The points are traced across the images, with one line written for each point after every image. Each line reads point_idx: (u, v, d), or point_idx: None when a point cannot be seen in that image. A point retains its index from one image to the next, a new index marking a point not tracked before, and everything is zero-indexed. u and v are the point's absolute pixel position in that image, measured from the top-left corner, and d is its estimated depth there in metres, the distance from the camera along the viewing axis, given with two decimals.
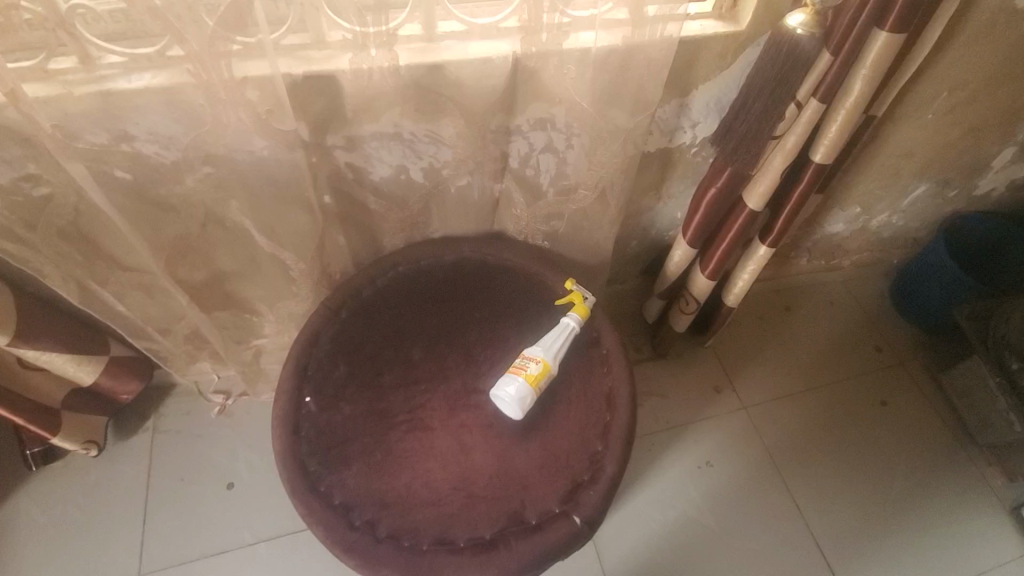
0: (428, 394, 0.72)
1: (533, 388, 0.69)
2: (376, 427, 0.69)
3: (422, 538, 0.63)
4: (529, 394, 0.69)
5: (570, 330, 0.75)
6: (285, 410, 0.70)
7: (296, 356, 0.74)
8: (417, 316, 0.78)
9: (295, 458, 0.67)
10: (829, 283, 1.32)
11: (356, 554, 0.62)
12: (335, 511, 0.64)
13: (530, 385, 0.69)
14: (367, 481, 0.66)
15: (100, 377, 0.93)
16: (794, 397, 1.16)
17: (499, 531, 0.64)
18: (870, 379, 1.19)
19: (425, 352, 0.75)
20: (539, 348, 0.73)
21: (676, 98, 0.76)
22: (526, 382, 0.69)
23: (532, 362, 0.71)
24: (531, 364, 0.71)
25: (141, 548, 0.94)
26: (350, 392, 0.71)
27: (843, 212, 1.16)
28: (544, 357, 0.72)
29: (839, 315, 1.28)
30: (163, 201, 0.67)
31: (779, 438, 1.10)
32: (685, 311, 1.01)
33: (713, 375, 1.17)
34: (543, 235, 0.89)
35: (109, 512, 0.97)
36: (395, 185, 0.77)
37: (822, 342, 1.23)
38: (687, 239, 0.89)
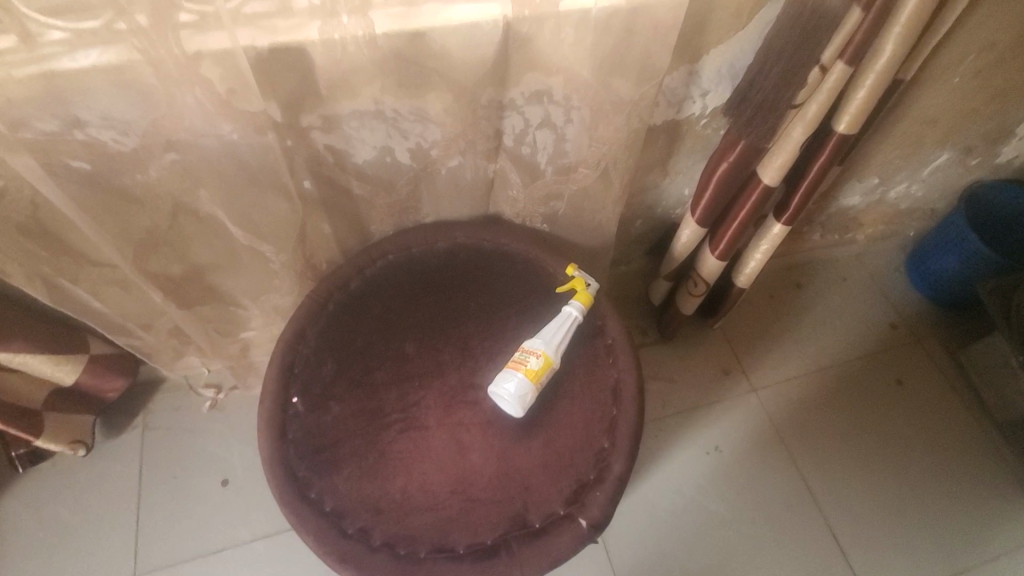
0: (422, 391, 0.68)
1: (533, 383, 0.65)
2: (368, 427, 0.65)
3: (419, 546, 0.58)
4: (529, 389, 0.65)
5: (573, 322, 0.70)
6: (271, 412, 0.66)
7: (282, 353, 0.70)
8: (411, 308, 0.74)
9: (282, 462, 0.63)
10: (842, 259, 1.26)
11: (350, 563, 0.58)
12: (326, 519, 0.60)
13: (530, 379, 0.65)
14: (360, 485, 0.62)
15: (82, 376, 0.89)
16: (806, 378, 1.11)
17: (500, 536, 0.59)
18: (884, 357, 1.15)
19: (418, 346, 0.71)
20: (538, 338, 0.68)
21: (686, 65, 0.69)
22: (526, 378, 0.65)
23: (532, 356, 0.66)
24: (532, 358, 0.66)
25: (135, 549, 0.91)
26: (340, 390, 0.67)
27: (860, 183, 1.09)
28: (545, 350, 0.67)
29: (852, 292, 1.22)
30: (127, 193, 0.62)
31: (791, 422, 1.06)
32: (694, 293, 0.95)
33: (722, 356, 1.12)
34: (542, 217, 0.83)
35: (100, 511, 0.94)
36: (380, 168, 0.71)
37: (835, 320, 1.18)
38: (696, 217, 0.83)
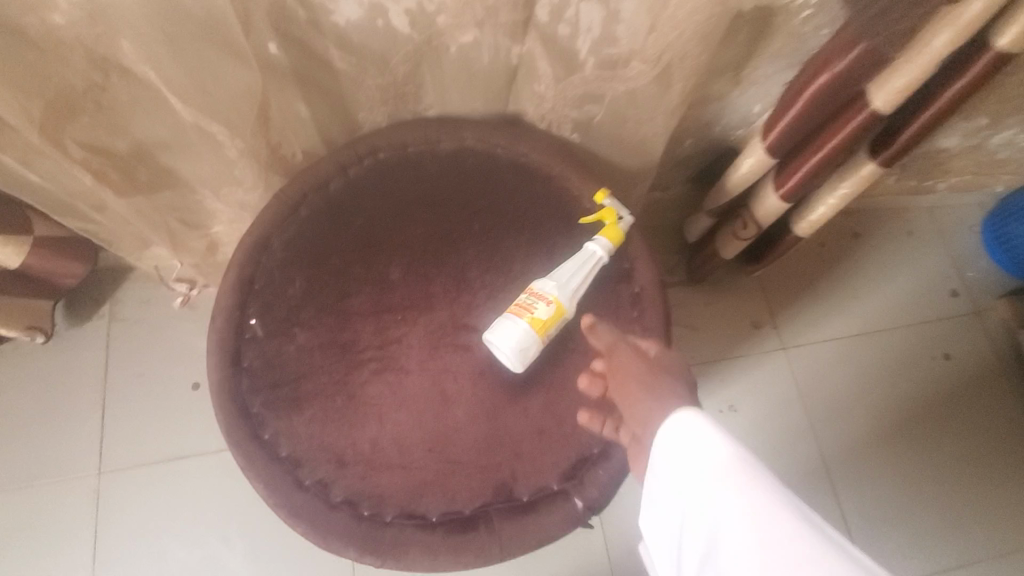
0: (405, 326, 0.56)
1: (539, 335, 0.53)
2: (337, 364, 0.54)
3: (386, 508, 0.50)
4: (533, 342, 0.53)
5: (595, 264, 0.57)
6: (224, 333, 0.55)
7: (240, 264, 0.58)
8: (399, 223, 0.60)
9: (233, 394, 0.53)
10: (912, 209, 1.09)
11: (304, 519, 0.49)
12: (280, 466, 0.51)
13: (536, 330, 0.53)
14: (322, 431, 0.52)
15: (30, 259, 0.78)
16: (844, 341, 0.99)
17: (481, 507, 0.50)
18: (935, 327, 1.02)
19: (405, 272, 0.58)
20: (551, 279, 0.55)
21: None
22: (531, 329, 0.53)
23: (542, 302, 0.54)
24: (541, 305, 0.54)
25: (101, 445, 0.87)
26: (307, 316, 0.56)
27: (966, 121, 0.88)
28: (558, 296, 0.54)
29: (915, 249, 1.06)
30: (27, 39, 0.46)
31: (818, 387, 0.96)
32: (740, 237, 0.79)
33: (754, 307, 0.99)
34: (574, 125, 0.65)
35: (65, 402, 0.88)
36: (369, 35, 0.53)
37: (890, 280, 1.04)
38: (766, 145, 0.65)
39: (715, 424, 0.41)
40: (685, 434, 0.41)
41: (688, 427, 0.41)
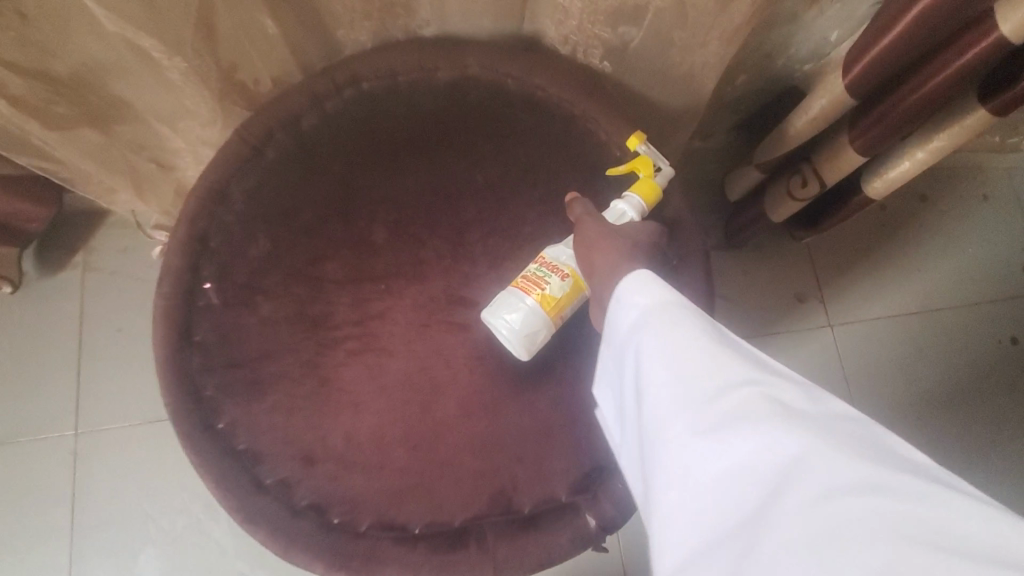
0: (390, 299, 0.47)
1: (549, 317, 0.43)
2: (305, 343, 0.45)
3: (360, 516, 0.42)
4: (541, 325, 0.43)
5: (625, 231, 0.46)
6: (172, 299, 0.46)
7: (192, 215, 0.47)
8: (385, 170, 0.49)
9: (182, 373, 0.45)
10: (991, 169, 0.93)
11: (262, 525, 0.42)
12: (236, 461, 0.43)
13: (545, 311, 0.43)
14: (287, 422, 0.44)
15: None
16: (899, 319, 0.87)
17: (473, 520, 0.42)
18: (1004, 306, 0.89)
19: (390, 233, 0.48)
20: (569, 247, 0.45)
21: None
22: (539, 309, 0.43)
23: (556, 275, 0.43)
24: (554, 279, 0.43)
25: (77, 404, 0.80)
26: (271, 282, 0.47)
27: None
28: (576, 269, 0.43)
29: (991, 216, 0.92)
30: None
31: (865, 371, 0.85)
32: (795, 196, 0.67)
33: (799, 278, 0.87)
34: (605, 52, 0.52)
35: (37, 357, 0.82)
36: None
37: (957, 251, 0.90)
38: (845, 83, 0.52)
39: (664, 287, 0.34)
40: (629, 299, 0.35)
41: (634, 290, 0.35)
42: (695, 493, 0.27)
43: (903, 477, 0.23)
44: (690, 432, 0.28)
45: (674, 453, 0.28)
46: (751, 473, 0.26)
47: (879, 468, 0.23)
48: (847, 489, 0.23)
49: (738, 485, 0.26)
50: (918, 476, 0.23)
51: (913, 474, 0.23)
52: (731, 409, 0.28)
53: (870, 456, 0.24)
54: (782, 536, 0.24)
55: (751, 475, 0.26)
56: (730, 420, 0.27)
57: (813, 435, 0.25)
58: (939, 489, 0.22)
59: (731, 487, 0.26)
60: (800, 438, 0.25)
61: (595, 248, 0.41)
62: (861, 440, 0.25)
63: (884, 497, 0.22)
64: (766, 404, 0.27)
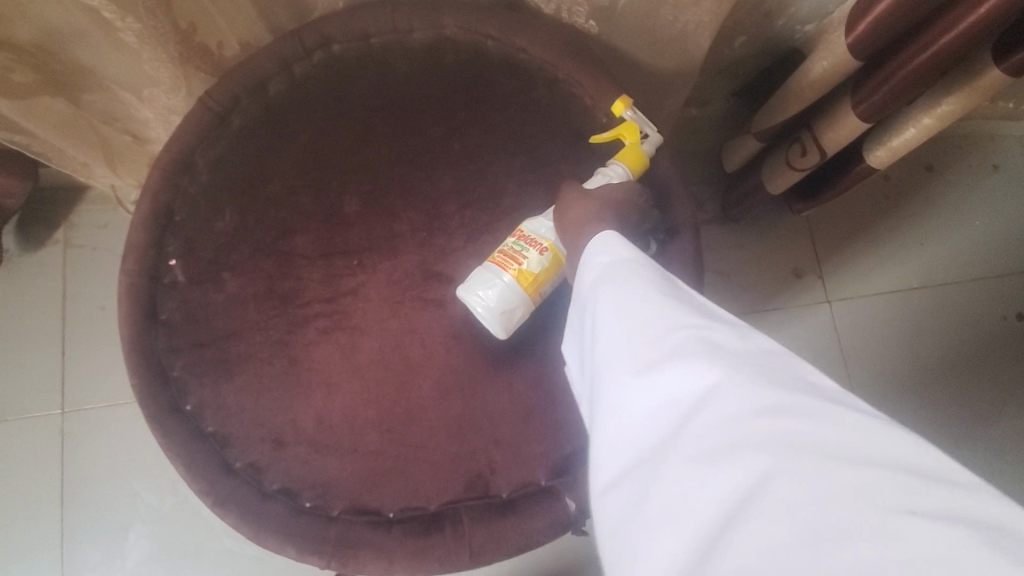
0: (362, 275, 0.45)
1: (527, 294, 0.41)
2: (275, 321, 0.44)
3: (333, 500, 0.41)
4: (519, 303, 0.41)
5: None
6: (136, 279, 0.44)
7: (154, 190, 0.45)
8: (356, 140, 0.47)
9: (149, 354, 0.43)
10: (1002, 138, 0.90)
11: (232, 509, 0.41)
12: (205, 444, 0.42)
13: (524, 287, 0.41)
14: (257, 403, 0.43)
15: None
16: (900, 294, 0.85)
17: (448, 504, 0.41)
18: (1011, 281, 0.86)
19: (363, 206, 0.46)
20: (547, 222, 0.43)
21: None
22: (517, 284, 0.41)
23: (535, 249, 0.41)
24: (533, 253, 0.41)
25: (62, 382, 0.80)
26: (238, 259, 0.45)
27: None
28: (555, 243, 0.42)
29: (1000, 187, 0.89)
30: None
31: (865, 347, 0.83)
32: (794, 166, 0.64)
33: (798, 252, 0.84)
34: (590, 11, 0.49)
35: (22, 335, 0.81)
36: None
37: (964, 224, 0.87)
38: (849, 44, 0.49)
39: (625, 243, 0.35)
40: (591, 253, 0.35)
41: (598, 245, 0.36)
42: (624, 427, 0.28)
43: (810, 401, 0.23)
44: (624, 369, 0.29)
45: (610, 389, 0.29)
46: (677, 403, 0.26)
47: (784, 391, 0.24)
48: (755, 411, 0.24)
49: (664, 413, 0.27)
50: (823, 398, 0.24)
51: (825, 398, 0.24)
52: (662, 346, 0.28)
53: (786, 384, 0.24)
54: (688, 450, 0.25)
55: (675, 405, 0.27)
56: (660, 356, 0.28)
57: (733, 365, 0.25)
58: (846, 411, 0.23)
59: (659, 416, 0.27)
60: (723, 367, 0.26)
61: (569, 214, 0.40)
62: (779, 369, 0.25)
63: (783, 417, 0.23)
64: (693, 339, 0.27)
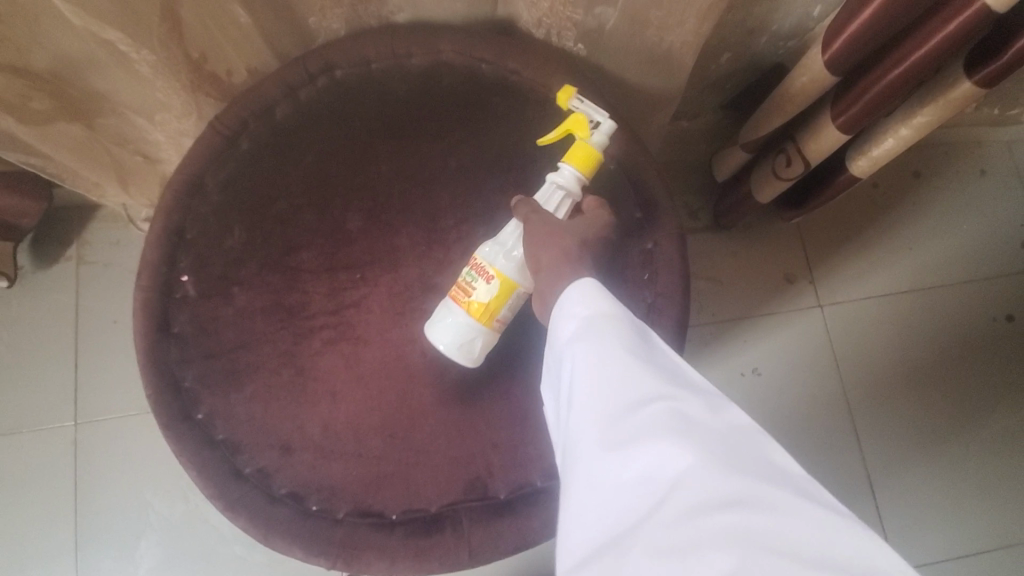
0: (365, 287, 0.48)
1: (481, 325, 0.43)
2: (282, 333, 0.47)
3: (337, 503, 0.43)
4: (475, 333, 0.43)
5: (566, 203, 0.44)
6: (149, 294, 0.46)
7: (167, 209, 0.48)
8: (357, 159, 0.49)
9: (161, 366, 0.45)
10: (988, 143, 0.92)
11: (242, 513, 0.43)
12: (216, 451, 0.44)
13: (477, 319, 0.43)
14: (265, 412, 0.45)
15: None
16: (891, 298, 0.87)
17: (448, 505, 0.43)
18: (1000, 284, 0.88)
19: (365, 222, 0.49)
20: (491, 252, 0.43)
21: None
22: (470, 318, 0.43)
23: (479, 281, 0.42)
24: (479, 285, 0.42)
25: (76, 395, 0.82)
26: (247, 274, 0.47)
27: None
28: (499, 271, 0.42)
29: (988, 192, 0.91)
30: None
31: (857, 351, 0.85)
32: (780, 177, 0.66)
33: (790, 258, 0.86)
34: (579, 34, 0.52)
35: (36, 350, 0.83)
36: None
37: (953, 229, 0.89)
38: (826, 59, 0.51)
39: (603, 304, 0.36)
40: (570, 311, 0.37)
41: (576, 302, 0.37)
42: (593, 487, 0.30)
43: (768, 486, 0.26)
44: (599, 438, 0.31)
45: (585, 460, 0.31)
46: (649, 483, 0.28)
47: (751, 482, 0.26)
48: (722, 499, 0.26)
49: (635, 491, 0.28)
50: (784, 488, 0.26)
51: (786, 488, 0.26)
52: (638, 423, 0.30)
53: (745, 467, 0.27)
54: (656, 535, 0.26)
55: (645, 485, 0.28)
56: (635, 432, 0.29)
57: (704, 449, 0.28)
58: (803, 501, 0.25)
59: (630, 493, 0.28)
60: (695, 454, 0.27)
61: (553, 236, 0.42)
62: (745, 456, 0.28)
63: (747, 509, 0.25)
64: (667, 419, 0.29)
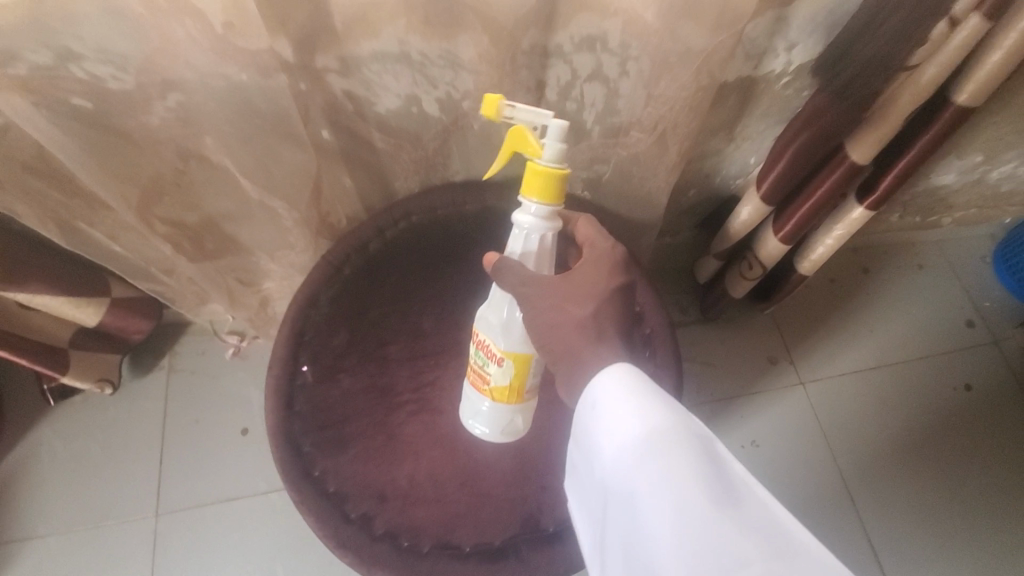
0: (438, 370, 0.65)
1: (507, 398, 0.53)
2: (378, 406, 0.62)
3: (423, 538, 0.55)
4: (507, 405, 0.54)
5: (545, 234, 0.46)
6: (278, 381, 0.61)
7: (291, 318, 0.63)
8: (429, 279, 0.69)
9: (287, 435, 0.59)
10: (920, 243, 1.12)
11: (350, 551, 0.54)
12: (328, 501, 0.56)
13: (503, 395, 0.53)
14: (366, 469, 0.59)
15: (105, 317, 0.88)
16: (862, 374, 1.01)
17: (510, 537, 0.56)
18: (954, 358, 1.03)
19: (436, 323, 0.67)
20: (496, 345, 0.50)
21: (773, 11, 0.56)
22: (497, 396, 0.53)
23: (491, 368, 0.51)
24: (493, 371, 0.52)
25: (159, 488, 0.94)
26: (350, 363, 0.63)
27: (960, 160, 0.91)
28: (503, 354, 0.50)
29: (927, 282, 1.09)
30: (126, 137, 0.56)
31: (839, 422, 0.97)
32: (747, 277, 0.84)
33: (769, 344, 1.02)
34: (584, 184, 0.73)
35: (127, 448, 0.96)
36: (404, 119, 0.63)
37: (904, 314, 1.06)
38: (760, 194, 0.72)
39: (671, 442, 0.39)
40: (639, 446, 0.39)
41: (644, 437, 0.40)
42: None
43: None
44: None
45: None
46: None
47: None
48: None
49: None
50: None
51: None
52: None
53: None
54: None
55: None
56: None
57: None
58: None
59: None
60: None
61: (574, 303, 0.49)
62: None
63: None
64: None
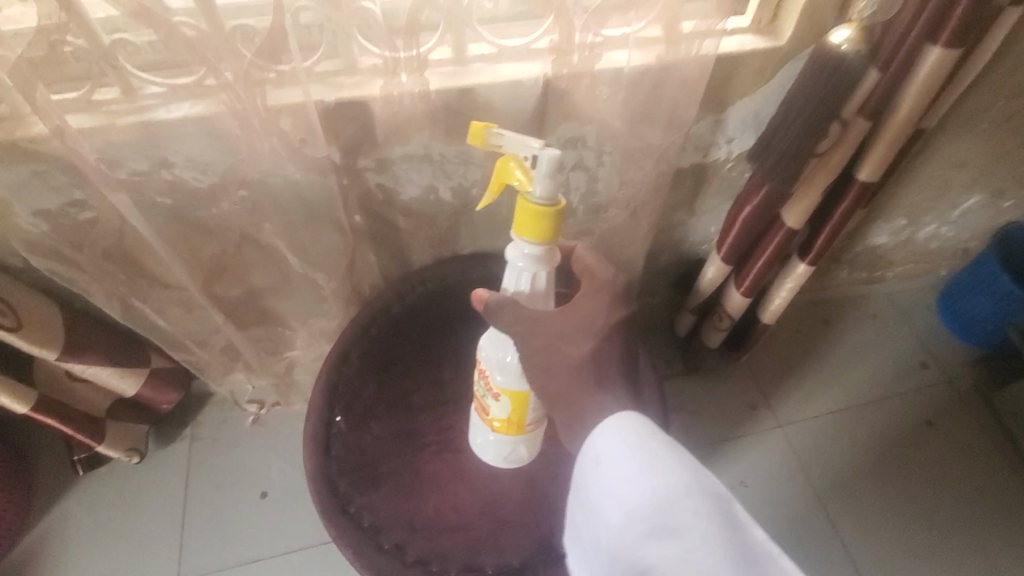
0: (456, 414, 0.73)
1: (510, 427, 0.60)
2: (404, 448, 0.70)
3: (450, 563, 0.62)
4: (510, 434, 0.62)
5: (538, 269, 0.51)
6: (316, 430, 0.69)
7: (327, 374, 0.73)
8: (445, 335, 0.79)
9: (326, 477, 0.67)
10: (871, 296, 1.26)
11: None
12: (364, 533, 0.64)
13: (507, 424, 0.60)
14: (396, 503, 0.66)
15: (142, 389, 0.95)
16: (833, 416, 1.11)
17: (526, 558, 0.63)
18: (914, 396, 1.14)
19: (453, 372, 0.77)
20: (494, 383, 0.57)
21: (712, 114, 0.72)
22: (501, 425, 0.61)
23: (492, 401, 0.59)
24: (494, 404, 0.59)
25: (181, 554, 0.97)
26: (379, 411, 0.72)
27: (888, 223, 1.08)
28: (501, 390, 0.57)
29: (881, 329, 1.22)
30: (198, 225, 0.69)
31: (817, 460, 1.06)
32: (719, 327, 0.97)
33: (747, 391, 1.13)
34: None
35: (150, 515, 1.00)
36: (424, 204, 0.77)
37: (864, 359, 1.18)
38: (720, 255, 0.86)
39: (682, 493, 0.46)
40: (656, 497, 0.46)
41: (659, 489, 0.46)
42: None
43: None
44: None
45: None
46: None
47: None
48: None
49: None
50: None
51: None
52: None
53: None
54: None
55: None
56: None
57: None
58: None
59: None
60: None
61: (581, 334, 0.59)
62: None
63: None
64: None
